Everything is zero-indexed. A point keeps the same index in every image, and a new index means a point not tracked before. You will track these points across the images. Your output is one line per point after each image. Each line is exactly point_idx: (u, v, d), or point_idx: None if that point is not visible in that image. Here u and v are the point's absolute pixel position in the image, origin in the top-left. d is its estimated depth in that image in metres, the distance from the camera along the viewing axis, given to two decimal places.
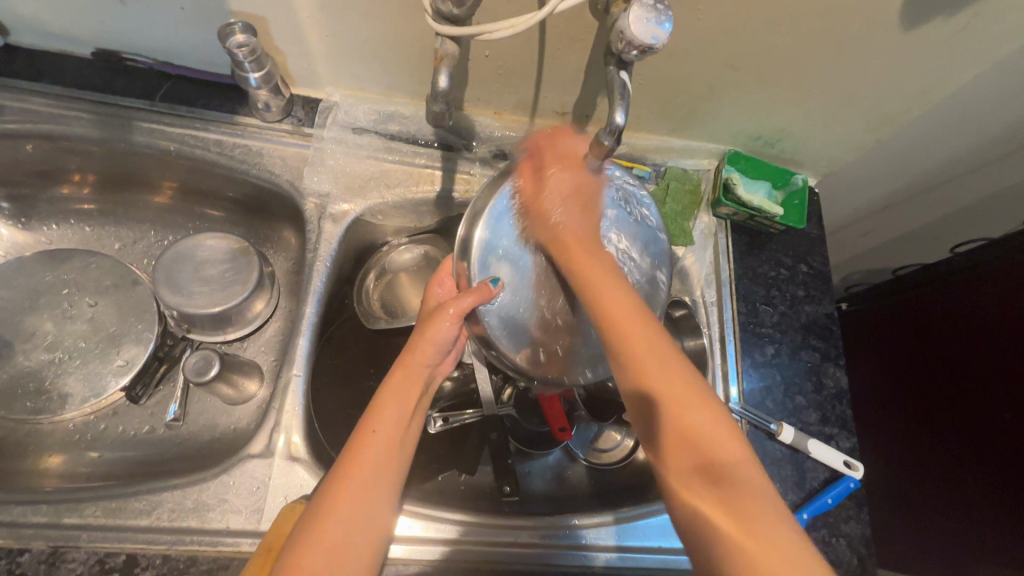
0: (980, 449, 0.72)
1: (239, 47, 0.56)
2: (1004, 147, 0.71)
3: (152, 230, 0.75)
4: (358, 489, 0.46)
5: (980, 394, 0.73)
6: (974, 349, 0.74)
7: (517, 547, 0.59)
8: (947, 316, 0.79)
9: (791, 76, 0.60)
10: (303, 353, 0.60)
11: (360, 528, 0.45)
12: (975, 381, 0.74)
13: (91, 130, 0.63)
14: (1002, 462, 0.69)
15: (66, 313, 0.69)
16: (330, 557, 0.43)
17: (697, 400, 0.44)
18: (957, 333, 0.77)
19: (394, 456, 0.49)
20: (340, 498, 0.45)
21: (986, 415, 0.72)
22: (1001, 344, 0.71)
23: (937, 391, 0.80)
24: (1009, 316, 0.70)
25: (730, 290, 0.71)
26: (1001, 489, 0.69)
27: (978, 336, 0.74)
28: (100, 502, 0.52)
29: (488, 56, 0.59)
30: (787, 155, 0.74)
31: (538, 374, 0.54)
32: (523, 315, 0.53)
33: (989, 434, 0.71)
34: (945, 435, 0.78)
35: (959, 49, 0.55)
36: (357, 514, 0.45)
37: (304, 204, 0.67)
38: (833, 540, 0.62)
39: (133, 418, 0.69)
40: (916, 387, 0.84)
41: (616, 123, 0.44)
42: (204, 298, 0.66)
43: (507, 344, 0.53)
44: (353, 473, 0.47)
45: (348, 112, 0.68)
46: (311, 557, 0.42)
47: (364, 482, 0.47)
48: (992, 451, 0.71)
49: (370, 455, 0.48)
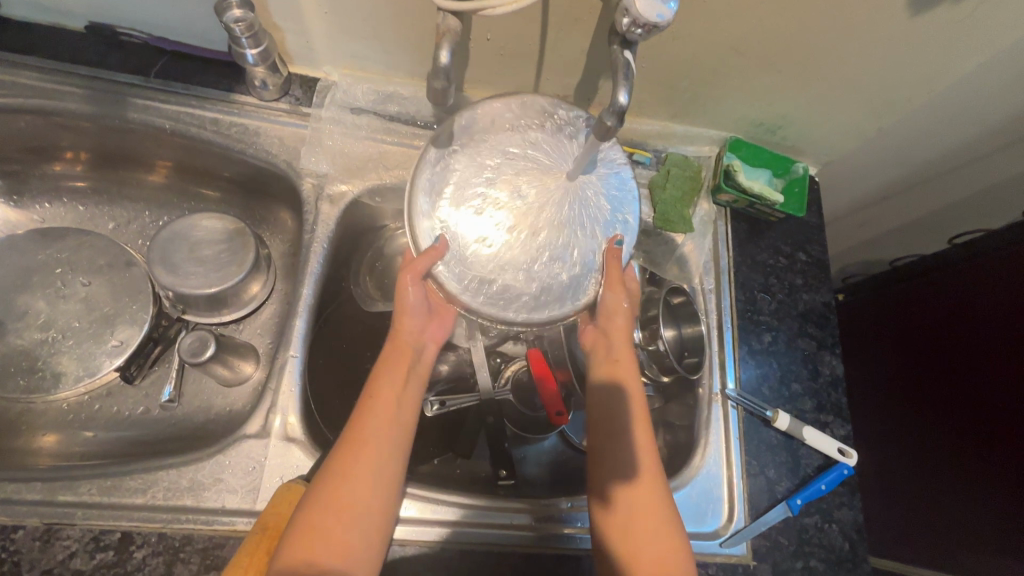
0: (986, 445, 0.72)
1: (236, 21, 0.54)
2: (1007, 137, 0.71)
3: (147, 210, 0.74)
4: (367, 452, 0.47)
5: (987, 390, 0.72)
6: (981, 344, 0.74)
7: (513, 529, 0.59)
8: (952, 310, 0.78)
9: (796, 61, 0.59)
10: (299, 334, 0.60)
11: (371, 489, 0.46)
12: (982, 376, 0.73)
13: (84, 105, 0.62)
14: (1008, 458, 0.69)
15: (59, 292, 0.68)
16: (346, 515, 0.45)
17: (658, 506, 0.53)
18: (963, 327, 0.76)
19: (396, 421, 0.50)
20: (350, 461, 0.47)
21: (993, 411, 0.71)
22: (1009, 341, 0.70)
23: (939, 385, 0.79)
24: (1015, 310, 0.69)
25: (728, 278, 0.71)
26: (1004, 485, 0.69)
27: (986, 331, 0.73)
28: (94, 480, 0.51)
29: (490, 38, 0.58)
30: (789, 143, 0.74)
31: (510, 323, 0.52)
32: (477, 270, 0.52)
33: (996, 430, 0.71)
34: (947, 429, 0.77)
35: (965, 36, 0.55)
36: (365, 476, 0.46)
37: (301, 185, 0.66)
38: (825, 525, 0.63)
39: (128, 398, 0.68)
40: (919, 382, 0.83)
41: (619, 102, 0.43)
42: (199, 279, 0.65)
43: (466, 296, 0.52)
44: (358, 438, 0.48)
45: (346, 92, 0.67)
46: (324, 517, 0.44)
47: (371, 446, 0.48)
48: (998, 446, 0.70)
49: (375, 420, 0.49)
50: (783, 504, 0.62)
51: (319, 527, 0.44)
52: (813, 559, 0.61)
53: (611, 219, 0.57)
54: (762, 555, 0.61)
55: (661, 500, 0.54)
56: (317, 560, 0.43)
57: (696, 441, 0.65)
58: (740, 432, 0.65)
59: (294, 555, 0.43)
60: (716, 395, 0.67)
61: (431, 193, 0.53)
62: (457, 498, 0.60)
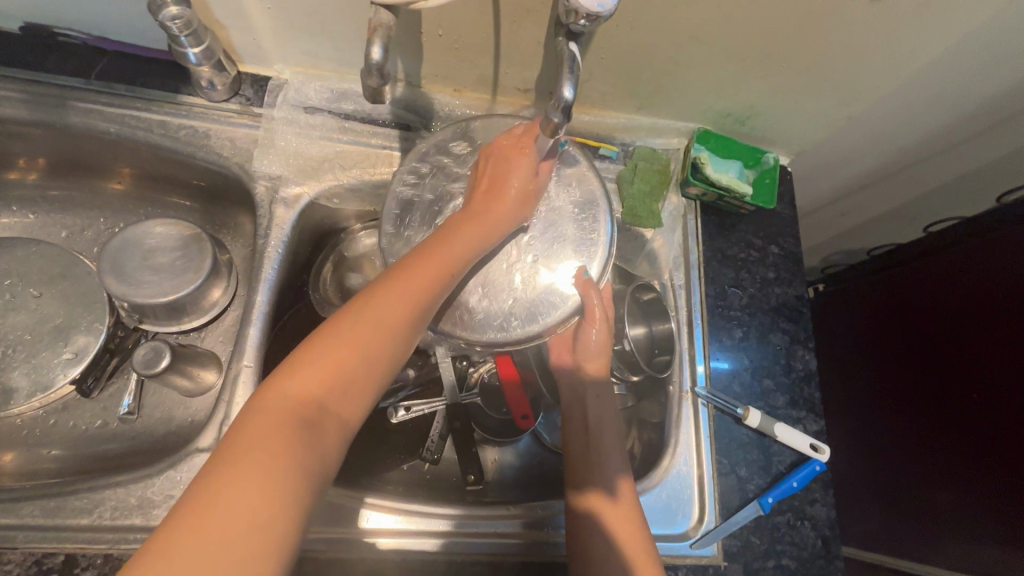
0: (972, 447, 0.69)
1: (173, 20, 0.52)
2: (979, 123, 0.69)
3: (101, 217, 0.72)
4: (395, 309, 0.46)
5: (973, 390, 0.70)
6: (969, 341, 0.71)
7: (501, 538, 0.58)
8: (937, 304, 0.76)
9: (757, 49, 0.58)
10: (253, 343, 0.58)
11: (387, 341, 0.45)
12: (970, 375, 0.70)
13: (22, 110, 0.59)
14: (995, 462, 0.67)
15: (9, 305, 0.66)
16: (357, 364, 0.43)
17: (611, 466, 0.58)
18: (950, 321, 0.74)
19: (435, 285, 0.48)
20: (377, 311, 0.45)
21: (979, 412, 0.69)
22: (997, 342, 0.67)
23: (926, 382, 0.77)
24: (1004, 308, 0.67)
25: (698, 273, 0.69)
26: (987, 487, 0.67)
27: (973, 328, 0.70)
28: (37, 501, 0.50)
29: (442, 33, 0.56)
30: (758, 133, 0.72)
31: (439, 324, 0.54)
32: None
33: (982, 431, 0.68)
34: (931, 426, 0.75)
35: (927, 19, 0.53)
36: (386, 328, 0.45)
37: (254, 188, 0.64)
38: (798, 523, 0.62)
39: (84, 412, 0.66)
40: (902, 376, 0.81)
41: (564, 97, 0.43)
42: (152, 288, 0.63)
43: None
44: (395, 290, 0.46)
45: (298, 91, 0.65)
46: (339, 357, 0.43)
47: (403, 302, 0.46)
48: (983, 449, 0.68)
49: (412, 276, 0.47)
50: (755, 502, 0.60)
51: (331, 364, 0.42)
52: (785, 558, 0.60)
53: (579, 243, 0.57)
54: (732, 555, 0.60)
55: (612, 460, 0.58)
56: (319, 398, 0.41)
57: (667, 440, 0.64)
58: (711, 429, 0.64)
59: (299, 383, 0.41)
60: (687, 392, 0.65)
61: (404, 214, 0.58)
62: (428, 508, 0.58)
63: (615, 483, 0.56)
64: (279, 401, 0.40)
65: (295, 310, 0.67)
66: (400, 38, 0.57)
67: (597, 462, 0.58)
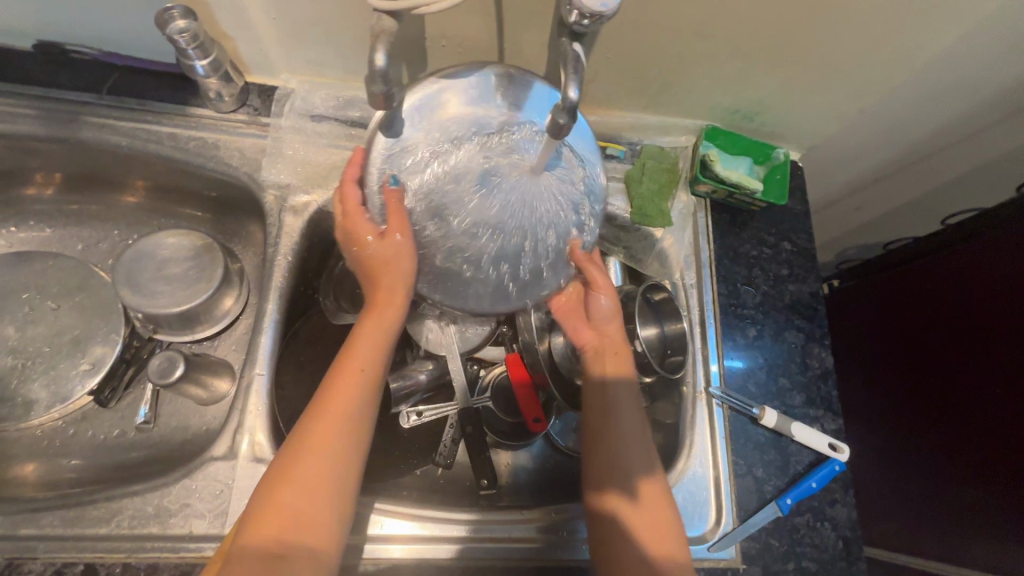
0: (1000, 446, 0.67)
1: (180, 33, 0.53)
2: (996, 113, 0.68)
3: (115, 229, 0.73)
4: (326, 428, 0.46)
5: (1000, 386, 0.67)
6: (994, 337, 0.69)
7: (514, 543, 0.57)
8: (958, 299, 0.74)
9: (763, 45, 0.57)
10: (266, 351, 0.59)
11: (336, 469, 0.45)
12: (990, 374, 0.69)
13: (37, 127, 0.60)
14: (1012, 461, 0.65)
15: (28, 317, 0.68)
16: (310, 501, 0.44)
17: (626, 438, 0.55)
18: (976, 314, 0.71)
19: (362, 399, 0.48)
20: (313, 435, 0.46)
21: (1003, 411, 0.67)
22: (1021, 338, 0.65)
23: (948, 378, 0.75)
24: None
25: (709, 271, 0.69)
26: (1016, 489, 0.65)
27: (994, 325, 0.69)
28: (57, 511, 0.51)
29: (446, 39, 0.56)
30: (768, 128, 0.71)
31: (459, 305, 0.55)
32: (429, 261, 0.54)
33: (1003, 432, 0.67)
34: (951, 426, 0.74)
35: (939, 10, 0.52)
36: (334, 453, 0.46)
37: (263, 198, 0.64)
38: (818, 524, 0.61)
39: (102, 422, 0.67)
40: (925, 370, 0.79)
41: (569, 97, 0.42)
42: (166, 297, 0.63)
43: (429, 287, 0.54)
44: (320, 421, 0.46)
45: (305, 99, 0.65)
46: (292, 500, 0.43)
47: (336, 427, 0.46)
48: (1010, 450, 0.66)
49: (339, 399, 0.48)
50: (773, 503, 0.60)
51: (289, 515, 0.43)
52: (805, 560, 0.59)
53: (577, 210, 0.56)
54: (751, 558, 0.59)
55: (628, 436, 0.55)
56: (283, 544, 0.42)
57: (681, 442, 0.64)
58: (727, 430, 0.63)
59: (259, 534, 0.42)
60: (700, 393, 0.65)
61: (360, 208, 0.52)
62: (445, 513, 0.57)
63: (639, 484, 0.54)
64: (250, 554, 0.41)
65: (306, 317, 0.68)
66: (403, 44, 0.57)
67: (629, 449, 0.55)
